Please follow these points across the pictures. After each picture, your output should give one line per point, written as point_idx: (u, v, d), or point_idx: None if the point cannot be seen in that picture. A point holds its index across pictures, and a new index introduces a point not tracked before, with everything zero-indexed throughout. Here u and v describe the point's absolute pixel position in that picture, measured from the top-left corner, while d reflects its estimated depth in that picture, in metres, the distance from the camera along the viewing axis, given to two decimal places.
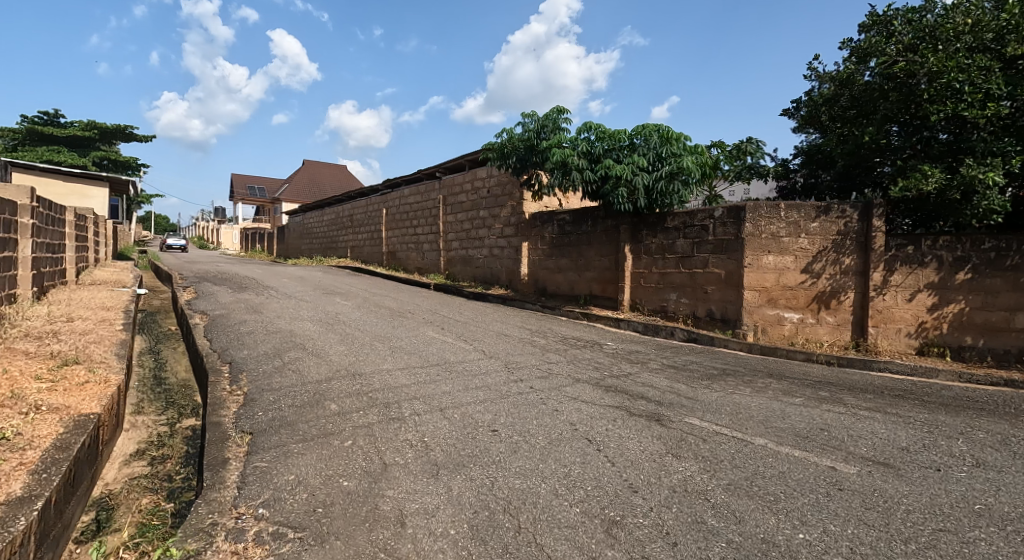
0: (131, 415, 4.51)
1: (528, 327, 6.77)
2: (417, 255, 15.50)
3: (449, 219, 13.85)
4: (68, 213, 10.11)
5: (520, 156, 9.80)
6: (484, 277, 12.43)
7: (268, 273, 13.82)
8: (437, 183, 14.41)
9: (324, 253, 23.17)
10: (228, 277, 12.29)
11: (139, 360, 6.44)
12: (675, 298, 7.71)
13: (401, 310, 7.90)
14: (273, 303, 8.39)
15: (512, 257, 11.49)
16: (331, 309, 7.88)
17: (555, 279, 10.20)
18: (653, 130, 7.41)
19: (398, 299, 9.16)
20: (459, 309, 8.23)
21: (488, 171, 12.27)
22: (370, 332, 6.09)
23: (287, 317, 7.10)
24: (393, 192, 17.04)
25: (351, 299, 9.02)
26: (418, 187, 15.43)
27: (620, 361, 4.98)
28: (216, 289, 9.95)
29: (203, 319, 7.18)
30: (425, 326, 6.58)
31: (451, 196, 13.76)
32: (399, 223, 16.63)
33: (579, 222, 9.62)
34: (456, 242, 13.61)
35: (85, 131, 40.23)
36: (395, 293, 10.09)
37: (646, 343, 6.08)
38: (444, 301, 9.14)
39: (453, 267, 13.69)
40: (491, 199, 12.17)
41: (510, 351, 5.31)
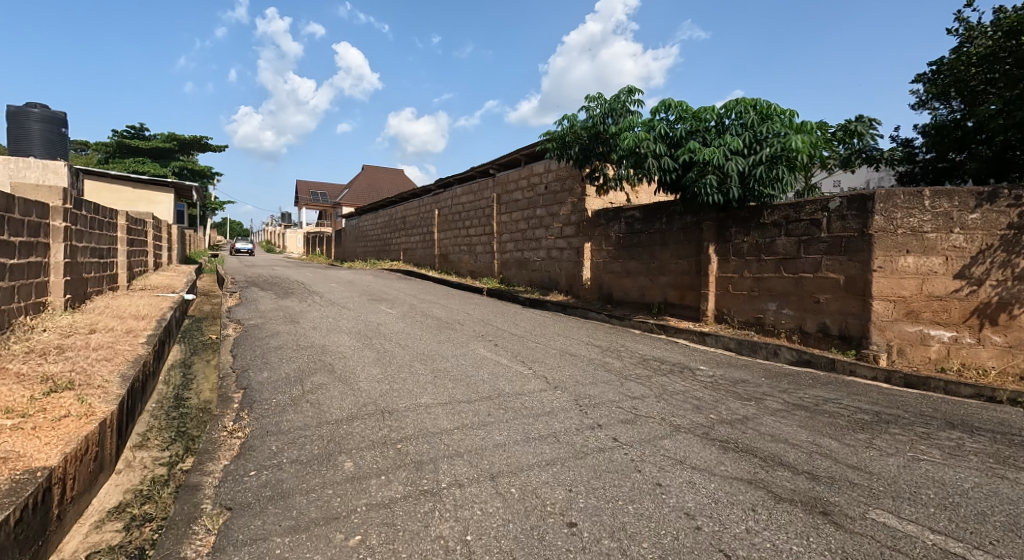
0: (130, 451, 3.81)
1: (597, 343, 5.67)
2: (470, 258, 14.70)
3: (504, 219, 12.94)
4: (120, 218, 9.97)
5: (583, 147, 8.76)
6: (541, 282, 11.40)
7: (318, 278, 13.42)
8: (491, 181, 13.55)
9: (378, 256, 22.93)
10: (278, 282, 11.92)
11: (166, 375, 5.87)
12: (774, 309, 6.37)
13: (449, 321, 7.01)
14: (314, 311, 7.74)
15: (573, 259, 10.39)
16: (374, 318, 7.14)
17: (622, 284, 9.02)
18: (749, 105, 6.11)
19: (448, 308, 8.28)
20: (514, 320, 7.25)
21: (546, 165, 11.25)
22: (410, 350, 5.21)
23: (324, 328, 6.39)
24: (446, 192, 16.36)
25: (396, 307, 8.24)
26: (471, 186, 14.63)
27: (724, 395, 3.81)
28: (261, 296, 9.48)
29: (237, 330, 6.58)
30: (476, 341, 5.63)
31: (506, 194, 12.84)
32: (452, 224, 15.91)
33: (652, 219, 8.40)
34: (511, 243, 12.67)
35: (163, 142, 42.59)
36: (445, 300, 9.24)
37: (749, 367, 4.85)
38: (498, 310, 8.18)
39: (508, 270, 12.75)
40: (550, 195, 11.13)
41: (578, 378, 4.26)
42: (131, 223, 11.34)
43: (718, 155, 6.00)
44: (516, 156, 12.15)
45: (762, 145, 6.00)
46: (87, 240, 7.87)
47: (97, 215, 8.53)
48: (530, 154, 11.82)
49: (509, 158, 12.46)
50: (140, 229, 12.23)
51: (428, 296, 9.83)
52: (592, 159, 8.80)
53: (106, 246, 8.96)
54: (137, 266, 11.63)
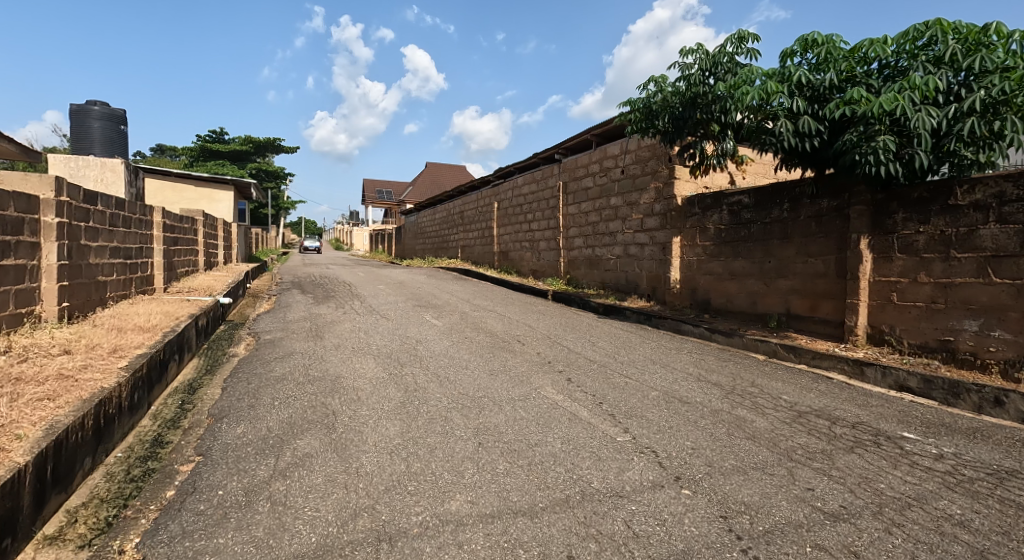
0: (30, 550, 2.55)
1: (713, 382, 3.97)
2: (531, 256, 13.19)
3: (571, 211, 11.31)
4: (156, 215, 9.25)
5: (675, 117, 6.97)
6: (616, 284, 9.69)
7: (368, 279, 12.37)
8: (557, 168, 11.95)
9: (436, 254, 21.94)
10: (323, 284, 10.92)
11: (159, 405, 4.74)
12: (974, 331, 4.38)
13: (506, 339, 5.51)
14: (347, 322, 6.51)
15: (657, 257, 8.60)
16: (415, 333, 5.78)
17: (724, 290, 7.16)
18: (948, 28, 4.05)
19: (506, 318, 6.81)
20: (590, 338, 5.66)
21: (623, 146, 9.51)
22: (451, 387, 3.77)
23: (350, 348, 5.09)
24: (506, 183, 14.92)
25: (443, 318, 6.86)
26: (534, 175, 13.10)
27: (1007, 517, 2.04)
28: (298, 301, 8.43)
29: (248, 349, 5.39)
30: (540, 375, 4.09)
31: (574, 182, 11.20)
32: (512, 218, 14.45)
33: (768, 206, 6.49)
34: (579, 239, 11.01)
35: (239, 144, 44.24)
36: (504, 308, 7.77)
37: (983, 434, 3.00)
38: (568, 322, 6.60)
39: (576, 270, 11.10)
40: (628, 181, 9.37)
41: (708, 455, 2.62)
42: (175, 221, 10.71)
43: (900, 105, 4.06)
44: (586, 137, 10.47)
45: (970, 88, 4.01)
46: (105, 238, 7.04)
47: (123, 211, 7.74)
48: (603, 133, 10.11)
49: (577, 139, 10.82)
50: (187, 226, 11.65)
51: (484, 302, 8.40)
52: (687, 132, 6.98)
53: (135, 245, 8.19)
54: (182, 266, 11.01)
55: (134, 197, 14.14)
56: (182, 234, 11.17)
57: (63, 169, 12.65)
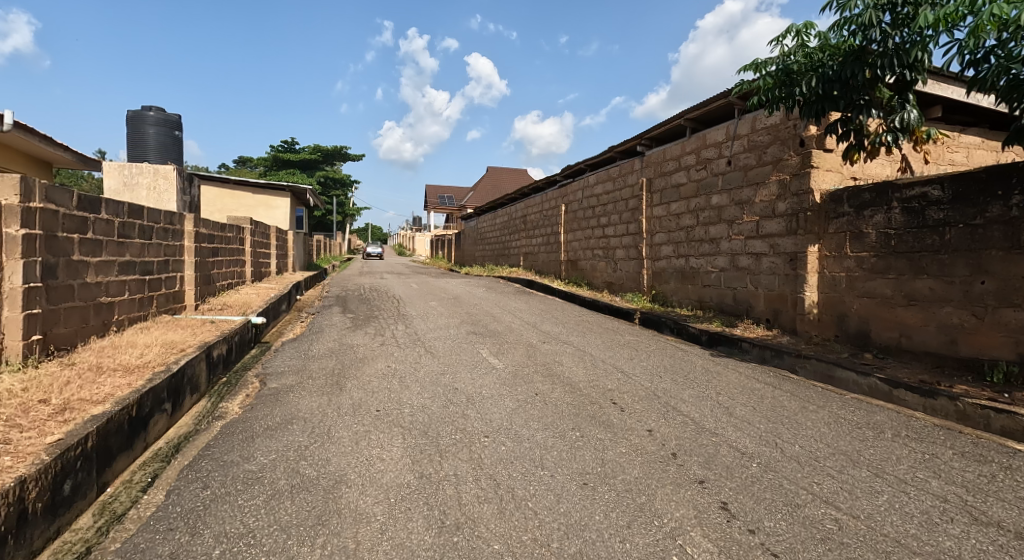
0: None
1: (1008, 528, 2.11)
2: (606, 266, 11.41)
3: (656, 213, 9.47)
4: (187, 224, 8.31)
5: (826, 79, 5.03)
6: (720, 304, 7.77)
7: (422, 293, 11.06)
8: (639, 162, 10.13)
9: (497, 261, 20.57)
10: (370, 301, 9.70)
11: (110, 490, 3.41)
12: None
13: (594, 399, 3.84)
14: (383, 359, 5.09)
15: (781, 271, 6.62)
16: (467, 384, 4.23)
17: (897, 320, 5.11)
18: None
19: (587, 357, 5.13)
20: (717, 398, 3.87)
21: (730, 130, 7.59)
22: (517, 525, 2.16)
23: (374, 410, 3.62)
24: (575, 183, 13.25)
25: (505, 356, 5.29)
26: (610, 172, 11.32)
27: None
28: (335, 324, 7.16)
29: (243, 404, 4.02)
30: (667, 497, 2.39)
31: (661, 178, 9.35)
32: (582, 223, 12.74)
33: (980, 200, 4.41)
34: (668, 247, 9.13)
35: (308, 154, 45.29)
36: (582, 339, 6.08)
37: None
38: (673, 365, 4.84)
39: (664, 284, 9.22)
40: (737, 173, 7.43)
41: None
42: (215, 230, 9.86)
43: None
44: (678, 122, 8.60)
45: None
46: (111, 252, 6.02)
47: (139, 220, 6.75)
48: (701, 116, 8.20)
49: (665, 126, 8.96)
50: (231, 236, 10.84)
51: (554, 329, 6.75)
52: (842, 100, 5.01)
53: (157, 259, 7.21)
54: (224, 279, 10.14)
55: (188, 205, 13.66)
56: (224, 244, 10.32)
57: (117, 177, 12.26)
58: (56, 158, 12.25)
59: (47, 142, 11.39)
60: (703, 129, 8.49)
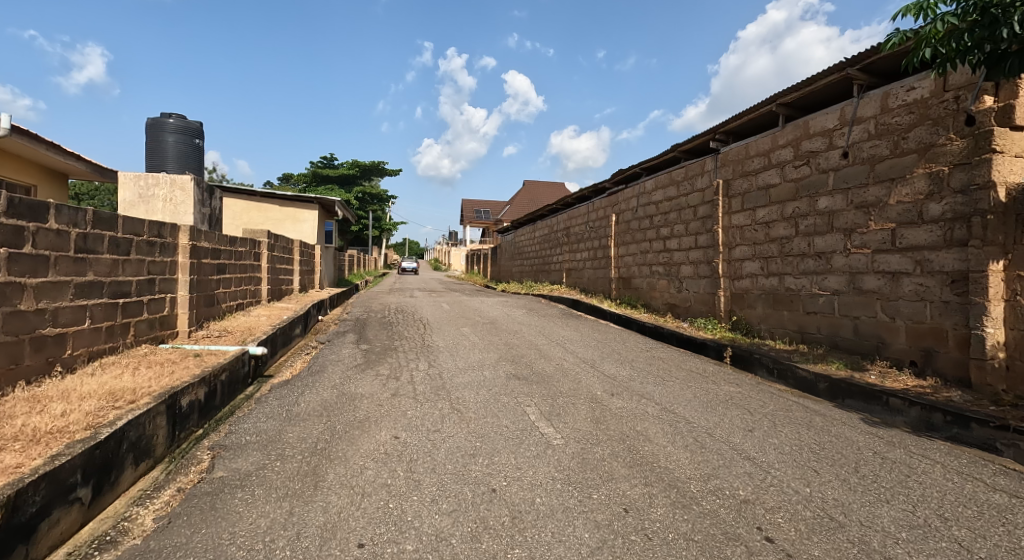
0: None
1: None
2: (669, 285, 9.77)
3: (736, 222, 7.81)
4: (181, 237, 7.13)
5: None
6: (834, 338, 6.02)
7: (454, 316, 9.63)
8: (712, 161, 8.50)
9: (535, 278, 19.06)
10: (394, 327, 8.33)
11: None
12: None
13: (729, 530, 2.24)
14: (391, 424, 3.62)
15: (935, 296, 4.87)
16: (511, 482, 2.71)
17: None
18: None
19: (683, 427, 3.52)
20: (951, 533, 2.20)
21: (846, 113, 5.91)
22: None
23: (357, 548, 2.13)
24: (628, 189, 11.66)
25: (561, 420, 3.73)
26: (674, 174, 9.69)
27: None
28: (343, 360, 5.78)
29: (162, 511, 2.58)
30: None
31: (743, 179, 7.70)
32: (637, 235, 11.13)
33: None
34: (754, 263, 7.44)
35: (347, 169, 45.29)
36: (664, 391, 4.45)
37: None
38: (824, 446, 3.17)
39: (749, 310, 7.54)
40: (859, 168, 5.72)
41: None
42: (223, 244, 8.73)
43: None
44: (768, 109, 6.94)
45: None
46: (63, 270, 4.79)
47: (111, 231, 5.55)
48: (801, 98, 6.54)
49: (750, 114, 7.32)
50: (243, 250, 9.75)
51: (621, 373, 5.15)
52: None
53: (135, 279, 5.99)
54: (232, 299, 8.99)
55: (208, 218, 12.74)
56: (233, 260, 9.21)
57: (132, 188, 11.48)
58: (70, 168, 11.45)
59: (59, 151, 10.55)
60: (801, 116, 6.82)
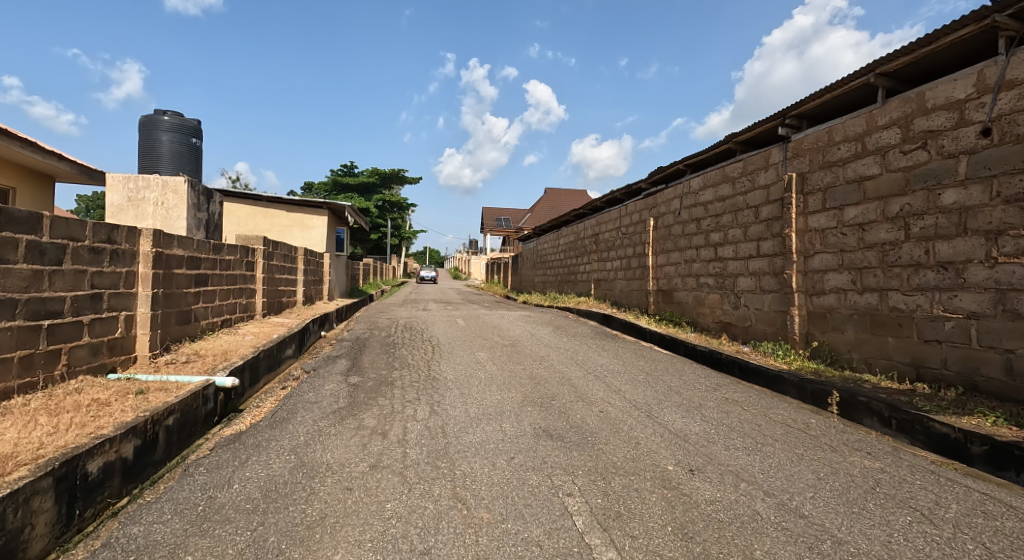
0: None
1: None
2: (723, 299, 8.31)
3: (816, 224, 6.35)
4: (143, 243, 5.96)
5: None
6: (973, 377, 4.52)
7: (470, 336, 8.29)
8: (781, 151, 7.05)
9: (560, 289, 17.62)
10: (397, 350, 7.01)
11: None
12: None
13: None
14: (353, 536, 2.28)
15: None
16: None
17: None
18: None
19: (834, 558, 2.10)
20: None
21: (988, 76, 4.46)
22: None
23: None
24: (670, 190, 10.22)
25: (625, 532, 2.34)
26: (729, 170, 8.24)
27: None
28: (321, 401, 4.48)
29: None
30: None
31: (826, 170, 6.25)
32: (681, 241, 9.70)
33: None
34: (842, 276, 5.97)
35: (366, 177, 44.67)
36: (767, 467, 3.03)
37: None
38: None
39: (835, 334, 6.06)
40: (1010, 147, 4.26)
41: None
42: (204, 252, 7.59)
43: None
44: (864, 81, 5.52)
45: None
46: None
47: (30, 235, 4.37)
48: (914, 63, 5.10)
49: (837, 89, 5.89)
50: (232, 258, 8.63)
51: (692, 429, 3.74)
52: None
53: (69, 295, 4.80)
54: (214, 315, 7.83)
55: (204, 223, 11.72)
56: (217, 271, 8.08)
57: (120, 191, 10.51)
58: (55, 169, 10.52)
59: (38, 150, 9.61)
60: (910, 88, 5.38)
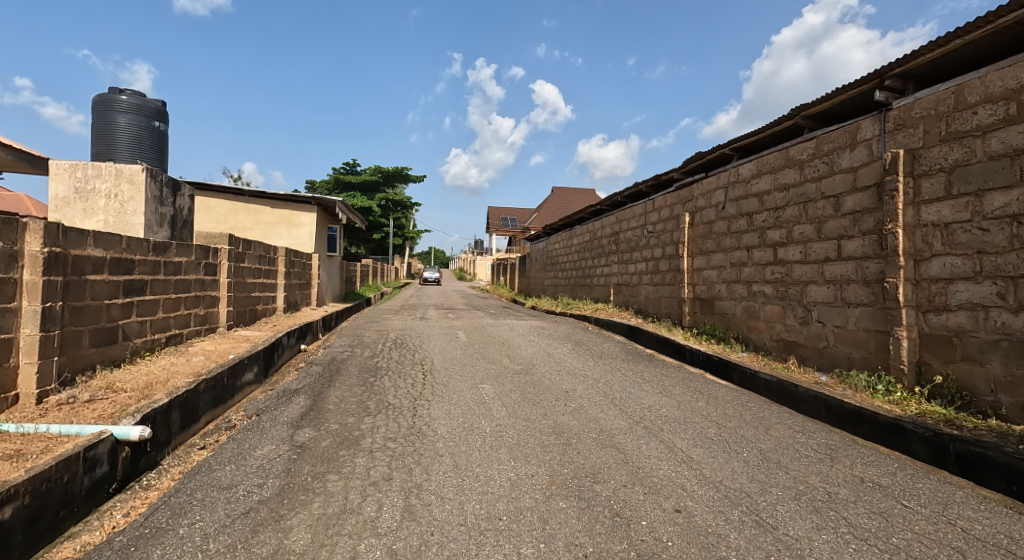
0: None
1: None
2: (786, 312, 6.70)
3: (935, 216, 4.73)
4: (28, 240, 4.39)
5: None
6: None
7: (473, 356, 6.70)
8: (875, 122, 5.42)
9: (574, 293, 16.00)
10: (377, 380, 5.43)
11: None
12: None
13: None
14: None
15: None
16: None
17: None
18: None
19: None
20: None
21: None
22: None
23: None
24: (712, 180, 8.61)
25: None
26: (796, 152, 6.62)
27: None
28: (236, 483, 2.91)
29: None
30: None
31: (951, 144, 4.64)
32: (726, 240, 8.08)
33: None
34: (981, 287, 4.36)
35: (370, 175, 43.14)
36: None
37: None
38: None
39: (968, 366, 4.45)
40: None
41: None
42: (139, 253, 6.07)
43: None
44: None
45: None
46: None
47: None
48: None
49: (978, 30, 4.29)
50: (183, 261, 7.12)
51: None
52: None
53: None
54: (152, 333, 6.30)
55: (170, 219, 10.21)
56: (161, 276, 6.56)
57: (66, 181, 8.99)
58: None
59: None
60: None
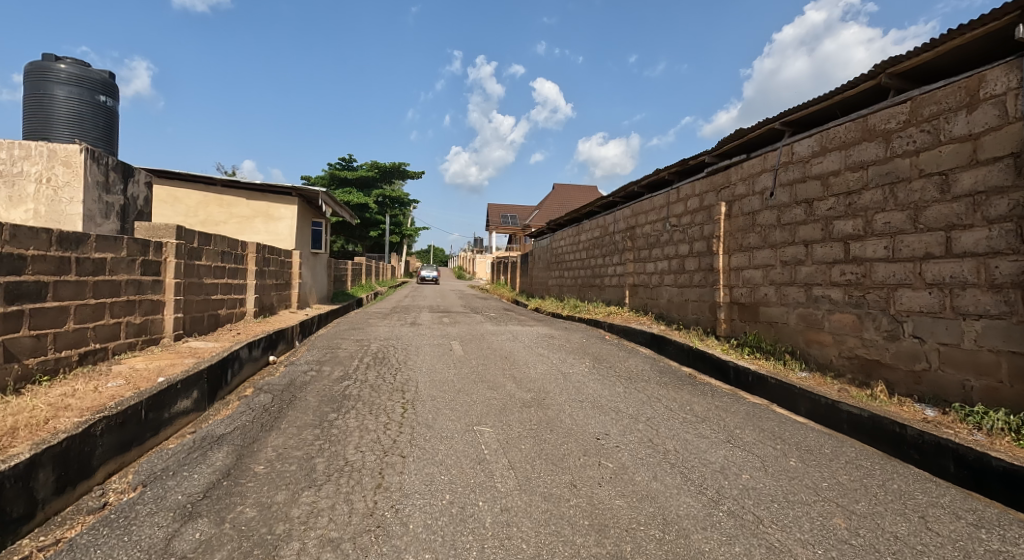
0: None
1: None
2: (864, 324, 5.30)
3: None
4: None
5: None
6: None
7: (470, 379, 5.27)
8: (1010, 72, 4.04)
9: (581, 295, 14.63)
10: (338, 420, 3.99)
11: None
12: None
13: None
14: None
15: None
16: None
17: None
18: None
19: None
20: None
21: None
22: None
23: None
24: (755, 162, 7.20)
25: None
26: (878, 121, 5.23)
27: None
28: None
29: None
30: None
31: None
32: (775, 234, 6.70)
33: None
34: None
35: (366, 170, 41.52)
36: None
37: None
38: None
39: None
40: None
41: None
42: (34, 248, 4.63)
43: None
44: None
45: None
46: None
47: None
48: None
49: None
50: (108, 258, 5.68)
51: None
52: None
53: None
54: (54, 350, 4.87)
55: (119, 209, 8.77)
56: (71, 278, 5.13)
57: None
58: None
59: None
60: None
